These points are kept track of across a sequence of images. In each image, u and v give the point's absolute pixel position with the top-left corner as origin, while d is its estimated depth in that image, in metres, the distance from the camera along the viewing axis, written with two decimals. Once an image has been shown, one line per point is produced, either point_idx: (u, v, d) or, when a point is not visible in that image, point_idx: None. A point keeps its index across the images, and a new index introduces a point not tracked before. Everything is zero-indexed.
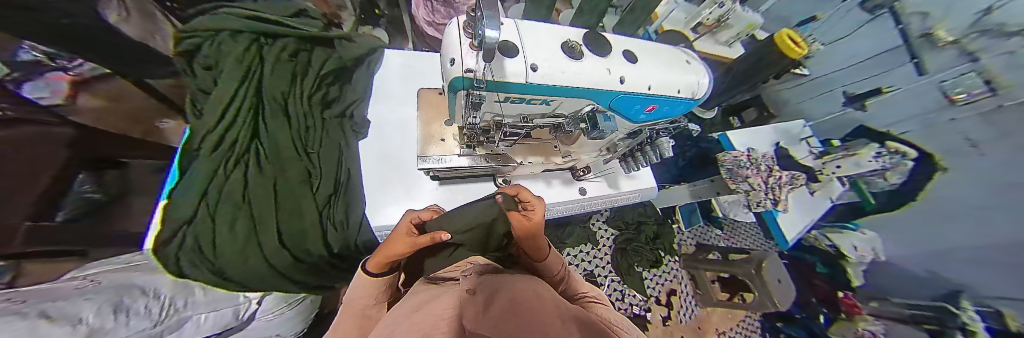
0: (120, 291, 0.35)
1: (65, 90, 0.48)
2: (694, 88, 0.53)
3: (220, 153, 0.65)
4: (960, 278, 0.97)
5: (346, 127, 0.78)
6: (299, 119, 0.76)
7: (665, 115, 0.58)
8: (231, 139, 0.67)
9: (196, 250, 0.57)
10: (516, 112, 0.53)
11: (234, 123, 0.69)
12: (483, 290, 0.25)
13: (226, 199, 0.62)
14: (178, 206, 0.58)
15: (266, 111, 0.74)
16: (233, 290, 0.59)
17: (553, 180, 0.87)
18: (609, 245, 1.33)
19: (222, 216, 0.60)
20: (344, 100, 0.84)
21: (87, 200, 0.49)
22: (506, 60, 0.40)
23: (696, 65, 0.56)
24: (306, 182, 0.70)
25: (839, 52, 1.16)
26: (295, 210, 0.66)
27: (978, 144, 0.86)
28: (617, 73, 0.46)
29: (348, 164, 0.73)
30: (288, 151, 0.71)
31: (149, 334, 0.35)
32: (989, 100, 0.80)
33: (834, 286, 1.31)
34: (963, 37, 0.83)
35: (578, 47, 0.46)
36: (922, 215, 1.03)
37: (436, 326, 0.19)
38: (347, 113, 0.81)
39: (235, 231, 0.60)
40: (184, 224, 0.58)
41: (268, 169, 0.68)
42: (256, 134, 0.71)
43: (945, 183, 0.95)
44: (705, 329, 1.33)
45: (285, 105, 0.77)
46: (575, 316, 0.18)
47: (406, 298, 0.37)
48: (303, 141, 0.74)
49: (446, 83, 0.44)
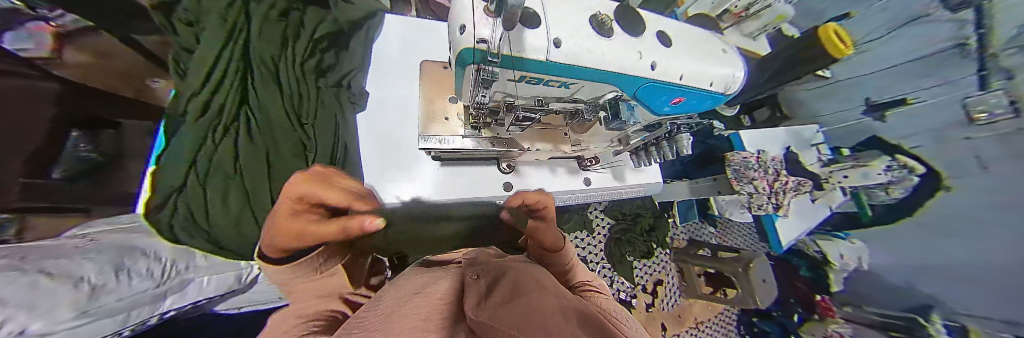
0: (121, 252, 0.36)
1: (51, 43, 0.41)
2: (727, 81, 0.54)
3: (208, 119, 0.56)
4: (939, 293, 1.11)
5: (342, 98, 0.74)
6: (292, 87, 0.69)
7: (693, 109, 0.59)
8: (221, 103, 0.58)
9: (189, 219, 0.50)
10: (529, 94, 0.50)
11: (221, 84, 0.59)
12: (486, 273, 0.27)
13: (217, 170, 0.55)
14: (165, 173, 0.50)
15: (255, 76, 0.64)
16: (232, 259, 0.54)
17: (559, 168, 0.86)
18: (605, 234, 1.36)
19: (212, 187, 0.54)
20: (341, 68, 0.78)
21: (82, 160, 0.44)
22: (527, 31, 0.37)
23: (732, 54, 0.56)
24: (301, 155, 0.65)
25: (875, 53, 1.15)
26: (289, 184, 0.62)
27: (987, 163, 0.97)
28: (646, 58, 0.45)
29: (343, 138, 0.69)
30: (282, 122, 0.65)
31: (152, 294, 0.37)
32: (1011, 122, 0.89)
33: (814, 289, 1.35)
34: (1002, 51, 0.88)
35: (608, 22, 0.44)
36: (919, 229, 1.13)
37: (436, 310, 0.23)
38: (343, 83, 0.77)
39: (229, 204, 0.55)
40: (172, 193, 0.50)
41: (261, 140, 0.62)
42: (245, 99, 0.62)
43: (947, 200, 1.06)
44: (685, 317, 1.40)
45: (277, 71, 0.68)
46: (577, 308, 0.19)
47: (402, 278, 0.39)
48: (298, 111, 0.68)
49: (454, 54, 0.40)
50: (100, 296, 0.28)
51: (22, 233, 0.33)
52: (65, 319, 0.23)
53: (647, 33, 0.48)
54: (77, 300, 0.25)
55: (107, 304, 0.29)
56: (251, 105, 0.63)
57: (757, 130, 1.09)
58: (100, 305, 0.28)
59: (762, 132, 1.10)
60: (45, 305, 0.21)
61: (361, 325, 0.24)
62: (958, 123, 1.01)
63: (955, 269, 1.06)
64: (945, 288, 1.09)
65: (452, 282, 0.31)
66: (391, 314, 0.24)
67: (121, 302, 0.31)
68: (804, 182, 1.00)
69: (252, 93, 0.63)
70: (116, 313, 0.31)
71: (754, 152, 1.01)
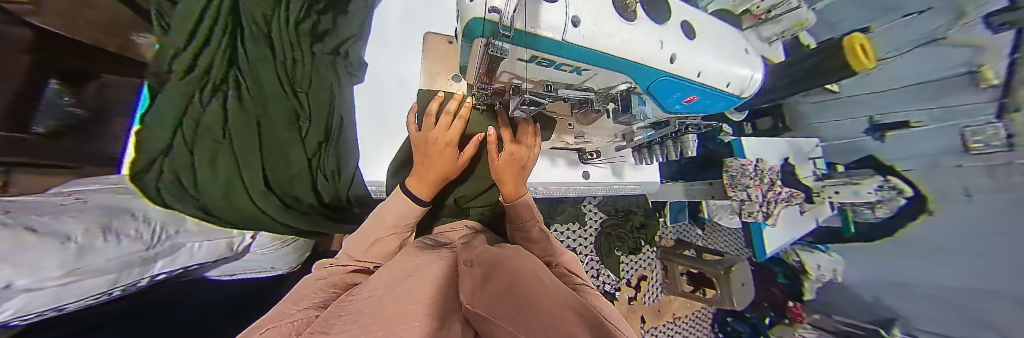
0: (109, 213, 0.34)
1: None
2: (744, 85, 0.56)
3: (199, 78, 0.42)
4: (900, 309, 1.22)
5: (340, 67, 0.70)
6: (282, 46, 0.58)
7: (704, 110, 0.61)
8: (212, 61, 0.44)
9: (177, 184, 0.43)
10: (540, 77, 0.48)
11: (207, 40, 0.44)
12: (481, 261, 0.28)
13: (203, 134, 0.45)
14: (149, 137, 0.39)
15: (243, 35, 0.50)
16: (224, 227, 0.52)
17: (558, 160, 0.85)
18: (595, 228, 1.39)
19: (198, 155, 0.45)
20: (338, 34, 0.71)
21: (65, 115, 0.32)
22: (544, 5, 0.34)
23: (753, 56, 0.58)
24: (294, 126, 0.59)
25: (895, 68, 1.12)
26: (282, 156, 0.57)
27: (975, 191, 1.01)
28: (669, 49, 0.44)
29: (339, 111, 0.66)
30: (275, 87, 0.56)
31: (142, 257, 0.37)
32: (1003, 154, 0.93)
33: (787, 296, 1.41)
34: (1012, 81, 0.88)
35: (633, 4, 0.41)
36: (893, 246, 1.21)
37: (421, 296, 0.25)
38: (342, 51, 0.72)
39: (218, 171, 0.48)
40: (155, 160, 0.40)
41: (252, 106, 0.52)
42: (233, 56, 0.49)
43: (929, 222, 1.12)
44: (664, 311, 1.47)
45: (267, 25, 0.55)
46: (575, 311, 0.20)
47: (396, 257, 0.41)
48: (292, 76, 0.60)
49: (461, 25, 0.38)
50: (83, 256, 0.28)
51: (10, 184, 0.28)
52: (53, 278, 0.24)
53: (673, 23, 0.47)
54: (62, 259, 0.25)
55: (91, 264, 0.29)
56: (239, 64, 0.50)
57: (760, 139, 1.09)
58: (86, 265, 0.28)
59: (761, 140, 1.10)
60: (28, 262, 0.21)
61: (346, 309, 0.27)
62: (953, 150, 1.05)
63: (927, 290, 1.14)
64: (908, 305, 1.19)
65: (442, 268, 0.33)
66: (382, 299, 0.26)
67: (110, 262, 0.32)
68: (796, 193, 1.01)
69: (239, 48, 0.50)
70: (104, 272, 0.32)
71: (753, 160, 1.01)
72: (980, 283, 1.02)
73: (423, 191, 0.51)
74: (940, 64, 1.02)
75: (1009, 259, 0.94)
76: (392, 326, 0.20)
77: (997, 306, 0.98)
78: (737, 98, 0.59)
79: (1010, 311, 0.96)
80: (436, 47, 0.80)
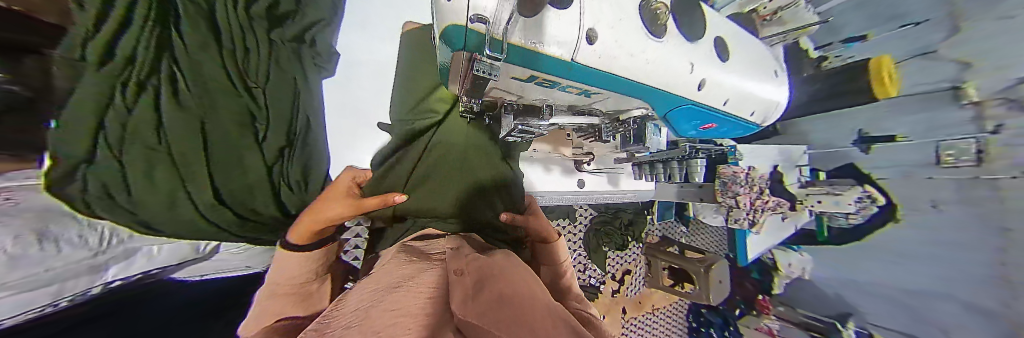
0: (41, 215, 0.32)
1: None
2: (768, 113, 0.59)
3: (109, 67, 0.39)
4: (861, 306, 1.27)
5: (304, 57, 0.80)
6: (227, 37, 0.61)
7: (722, 135, 0.62)
8: (139, 45, 0.44)
9: (106, 196, 0.39)
10: (535, 94, 0.45)
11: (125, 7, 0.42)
12: (472, 272, 0.26)
13: (130, 139, 0.42)
14: (69, 131, 0.35)
15: (176, 22, 0.51)
16: (176, 238, 0.52)
17: (553, 167, 0.92)
18: (585, 224, 1.41)
19: (128, 161, 0.41)
20: (303, 16, 0.79)
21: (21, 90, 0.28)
22: (553, 13, 0.29)
23: (782, 78, 0.58)
24: (244, 129, 0.60)
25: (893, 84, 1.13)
26: (234, 160, 0.58)
27: (938, 204, 1.05)
28: (699, 75, 0.43)
29: (306, 111, 0.78)
30: (219, 83, 0.57)
31: (88, 265, 0.38)
32: (970, 168, 0.96)
33: (759, 289, 1.51)
34: (988, 100, 0.92)
35: (661, 15, 0.37)
36: (842, 251, 1.28)
37: (414, 301, 0.22)
38: (306, 38, 0.81)
39: (157, 182, 0.46)
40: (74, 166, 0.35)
41: (191, 104, 0.51)
42: (168, 45, 0.49)
43: (892, 232, 1.16)
44: (644, 303, 1.54)
45: (203, 13, 0.57)
46: (564, 319, 0.17)
47: (383, 269, 0.38)
48: (244, 71, 0.63)
49: (437, 28, 0.31)
50: None
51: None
52: None
53: (706, 39, 0.45)
54: None
55: None
56: (173, 52, 0.50)
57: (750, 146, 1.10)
58: None
59: (757, 148, 1.12)
60: None
61: (331, 315, 0.25)
62: (927, 163, 1.06)
63: (880, 290, 1.21)
64: (874, 306, 1.23)
65: (437, 275, 0.31)
66: (369, 305, 0.22)
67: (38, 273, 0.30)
68: (782, 202, 1.02)
69: (174, 38, 0.50)
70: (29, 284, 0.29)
71: (744, 168, 0.98)
72: (914, 284, 1.12)
73: (299, 235, 0.44)
74: (931, 78, 1.03)
75: (965, 259, 1.00)
76: (379, 320, 0.17)
77: (947, 307, 1.06)
78: (755, 126, 0.61)
79: (959, 314, 1.03)
80: (411, 54, 0.92)
